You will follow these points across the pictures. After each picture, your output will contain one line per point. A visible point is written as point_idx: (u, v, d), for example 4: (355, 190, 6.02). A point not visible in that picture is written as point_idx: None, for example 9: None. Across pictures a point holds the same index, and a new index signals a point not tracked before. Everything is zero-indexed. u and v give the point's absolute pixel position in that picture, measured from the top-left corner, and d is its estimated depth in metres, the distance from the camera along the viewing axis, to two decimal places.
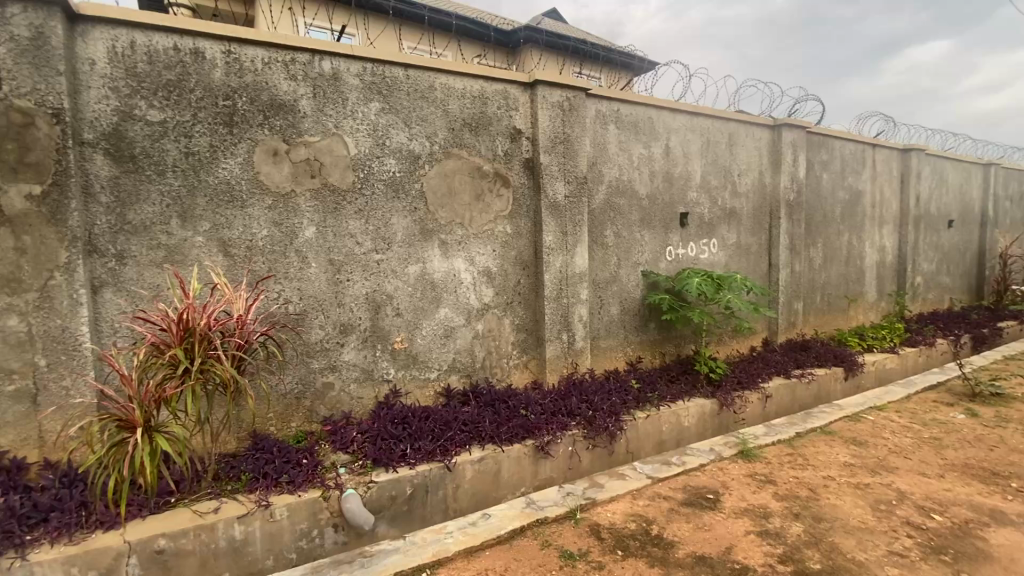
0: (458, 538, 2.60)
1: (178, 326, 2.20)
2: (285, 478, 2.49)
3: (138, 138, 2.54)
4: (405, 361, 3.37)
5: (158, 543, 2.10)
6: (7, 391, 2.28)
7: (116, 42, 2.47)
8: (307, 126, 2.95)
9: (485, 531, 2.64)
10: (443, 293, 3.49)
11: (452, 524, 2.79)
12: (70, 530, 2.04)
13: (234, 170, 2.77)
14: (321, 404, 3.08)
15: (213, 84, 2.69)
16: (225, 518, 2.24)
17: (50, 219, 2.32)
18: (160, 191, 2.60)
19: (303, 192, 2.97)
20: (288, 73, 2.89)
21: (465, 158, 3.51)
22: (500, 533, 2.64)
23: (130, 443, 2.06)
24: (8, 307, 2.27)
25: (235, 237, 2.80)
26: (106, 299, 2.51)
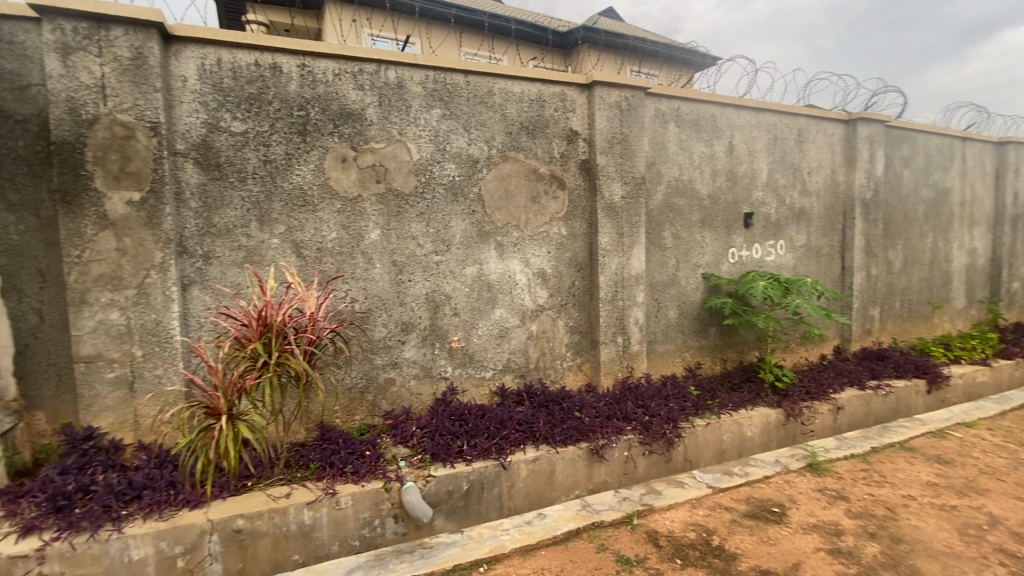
0: (514, 536, 2.62)
1: (258, 321, 2.36)
2: (349, 468, 2.61)
3: (222, 147, 2.75)
4: (462, 360, 3.44)
5: (236, 523, 2.26)
6: (109, 378, 2.52)
7: (204, 60, 2.69)
8: (373, 134, 3.09)
9: (541, 531, 2.66)
10: (499, 294, 3.53)
11: (507, 522, 2.82)
12: (160, 507, 2.22)
13: (307, 177, 2.94)
14: (383, 399, 3.21)
15: (288, 96, 2.87)
16: (296, 503, 2.37)
17: (147, 222, 2.55)
18: (241, 197, 2.80)
19: (369, 197, 3.11)
20: (356, 83, 3.03)
21: (522, 161, 3.55)
22: (556, 533, 2.64)
23: (215, 428, 2.24)
24: (111, 302, 2.51)
25: (307, 239, 2.97)
26: (194, 296, 2.73)
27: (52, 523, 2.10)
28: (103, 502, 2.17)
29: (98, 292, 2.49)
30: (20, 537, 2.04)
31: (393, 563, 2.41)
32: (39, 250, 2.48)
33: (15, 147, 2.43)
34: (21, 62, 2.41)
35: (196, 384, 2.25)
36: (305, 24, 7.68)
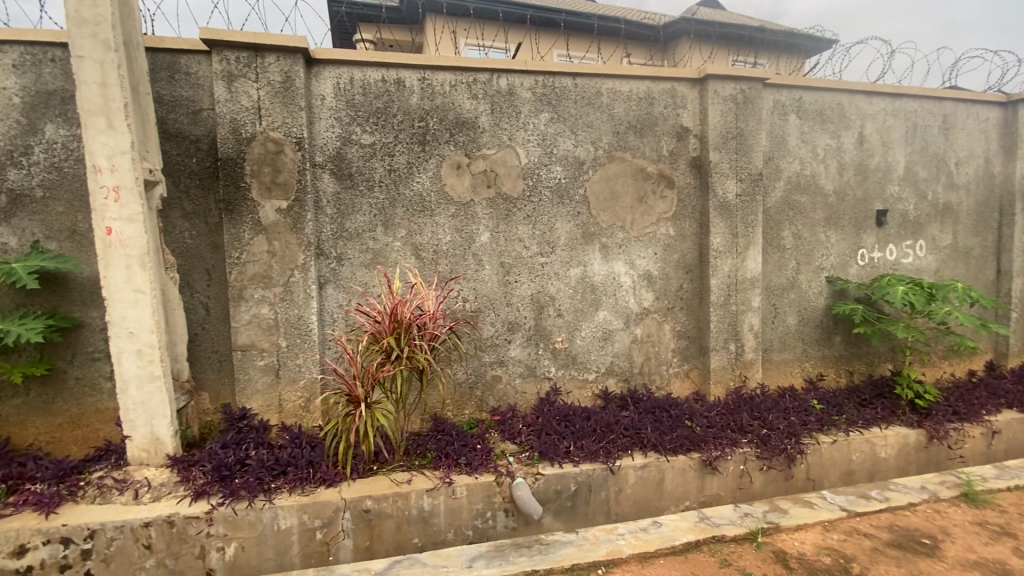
0: (631, 542, 2.56)
1: (390, 317, 2.55)
2: (463, 460, 2.72)
3: (354, 158, 3.01)
4: (565, 360, 3.45)
5: (366, 503, 2.45)
6: (260, 365, 2.85)
7: (340, 79, 2.95)
8: (486, 140, 3.21)
9: (658, 539, 2.57)
10: (603, 296, 3.49)
11: (621, 526, 2.71)
12: (303, 483, 2.47)
13: (426, 183, 3.13)
14: (490, 395, 3.32)
15: (410, 108, 3.07)
16: (417, 489, 2.53)
17: (292, 227, 2.85)
18: (369, 204, 3.05)
19: (481, 201, 3.23)
20: (471, 93, 3.17)
21: (629, 161, 3.48)
22: (675, 543, 2.55)
23: (355, 414, 2.46)
24: (262, 298, 2.83)
25: (425, 242, 3.16)
26: (328, 294, 3.01)
27: (217, 490, 2.38)
28: (257, 475, 2.44)
29: (252, 289, 2.82)
30: (193, 500, 2.32)
31: (512, 557, 2.40)
32: (207, 252, 2.86)
33: (190, 163, 2.82)
34: (195, 90, 2.79)
35: (339, 373, 2.48)
36: (409, 37, 8.04)
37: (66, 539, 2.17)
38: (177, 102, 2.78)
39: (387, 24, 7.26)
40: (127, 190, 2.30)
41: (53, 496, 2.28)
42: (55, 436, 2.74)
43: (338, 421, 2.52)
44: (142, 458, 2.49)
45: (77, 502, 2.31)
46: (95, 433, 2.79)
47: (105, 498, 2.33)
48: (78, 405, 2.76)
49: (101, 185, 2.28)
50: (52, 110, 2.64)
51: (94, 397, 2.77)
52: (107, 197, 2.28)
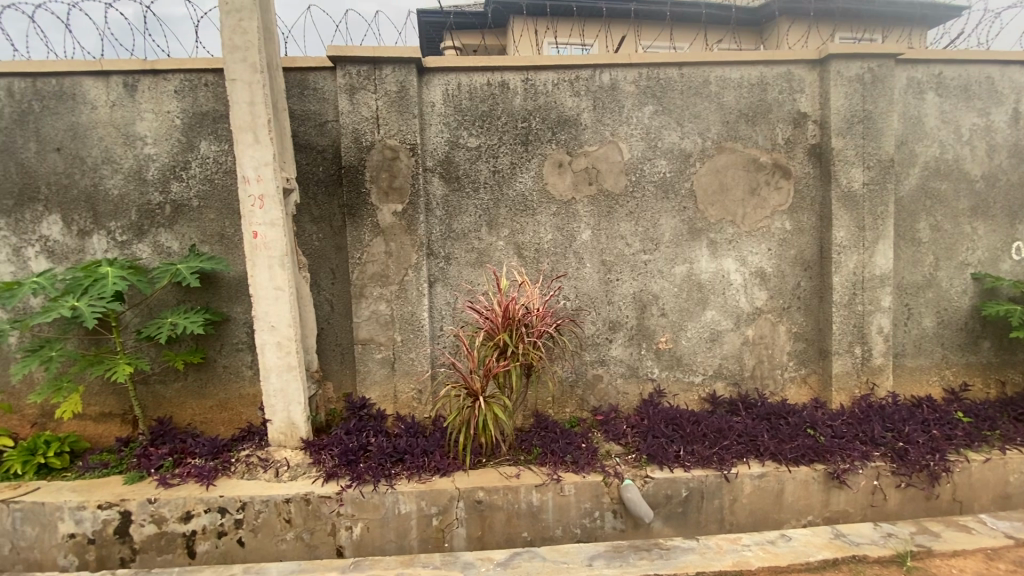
0: (758, 554, 2.45)
1: (503, 313, 2.60)
2: (569, 458, 2.71)
3: (461, 161, 3.11)
4: (670, 361, 3.32)
5: (478, 495, 2.53)
6: (378, 357, 3.04)
7: (448, 86, 3.07)
8: (587, 137, 3.18)
9: (790, 554, 2.43)
10: (710, 295, 3.32)
11: (745, 537, 2.62)
12: (419, 470, 2.60)
13: (528, 183, 3.16)
14: (591, 394, 3.27)
15: (514, 110, 3.12)
16: (526, 484, 2.56)
17: (406, 229, 3.01)
18: (475, 205, 3.14)
19: (583, 199, 3.20)
20: (574, 90, 3.16)
21: (740, 151, 3.28)
22: (811, 560, 2.39)
23: (474, 407, 2.54)
24: (380, 295, 3.01)
25: (527, 241, 3.20)
26: (438, 292, 3.15)
27: (345, 473, 2.57)
28: (378, 461, 2.61)
29: (371, 287, 3.01)
30: (325, 481, 2.53)
31: (632, 558, 2.41)
32: (331, 253, 3.10)
33: (317, 171, 3.06)
34: (321, 104, 3.03)
35: (457, 367, 2.57)
36: (491, 39, 8.14)
37: (223, 509, 2.45)
38: (306, 116, 3.03)
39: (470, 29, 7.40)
40: (270, 198, 2.55)
41: (211, 470, 2.58)
42: (208, 417, 3.11)
43: (457, 413, 2.62)
44: (280, 440, 2.75)
45: (230, 477, 2.60)
46: (239, 415, 3.12)
47: (252, 475, 2.61)
48: (226, 390, 3.10)
49: (250, 194, 2.54)
50: (205, 129, 2.99)
51: (238, 383, 3.10)
52: (254, 205, 2.55)
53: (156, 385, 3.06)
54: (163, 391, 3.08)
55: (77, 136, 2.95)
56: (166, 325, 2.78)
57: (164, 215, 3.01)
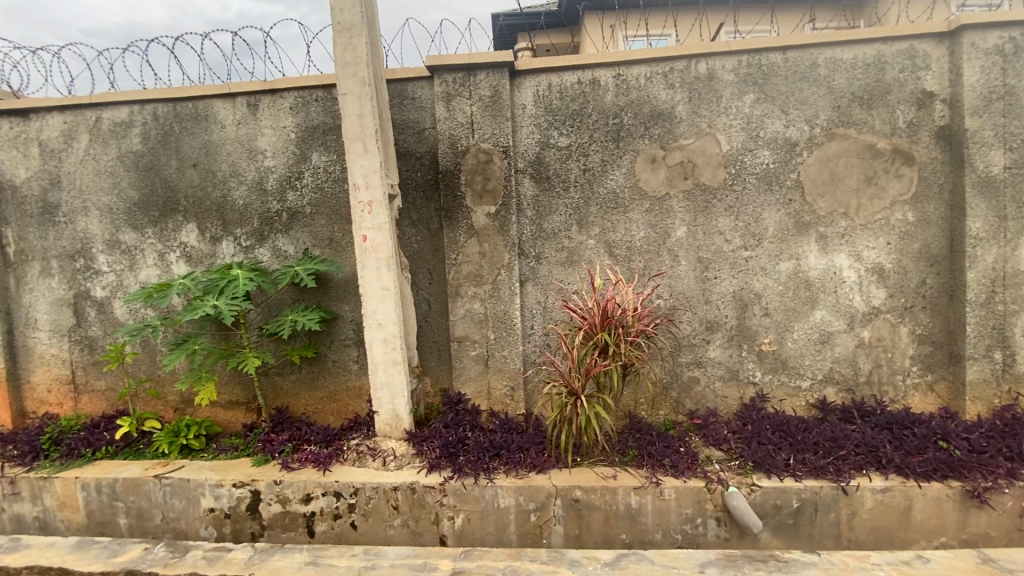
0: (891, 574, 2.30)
1: (602, 312, 2.58)
2: (668, 461, 2.64)
3: (552, 161, 3.11)
4: (773, 365, 3.14)
5: (575, 493, 2.53)
6: (473, 355, 3.13)
7: (539, 87, 3.08)
8: (683, 130, 3.05)
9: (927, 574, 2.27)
10: (820, 293, 3.10)
11: (875, 556, 2.45)
12: (516, 466, 2.65)
13: (619, 180, 3.09)
14: (687, 396, 3.16)
15: (605, 107, 3.06)
16: (625, 485, 2.53)
17: (499, 230, 3.07)
18: (565, 204, 3.13)
19: (677, 194, 3.08)
20: (667, 83, 3.05)
21: (854, 137, 3.03)
22: None
23: (575, 406, 2.54)
24: (474, 295, 3.10)
25: (618, 239, 3.13)
26: (528, 291, 3.18)
27: (447, 464, 2.68)
28: (477, 455, 2.69)
29: (466, 286, 3.10)
30: (428, 471, 2.65)
31: (747, 568, 2.32)
32: (428, 254, 3.24)
33: (415, 177, 3.21)
34: (419, 112, 3.17)
35: (557, 365, 2.58)
36: (567, 37, 8.07)
37: (338, 493, 2.64)
38: (406, 125, 3.19)
39: (547, 29, 7.39)
40: (378, 204, 2.72)
41: (327, 456, 2.79)
42: (319, 407, 3.37)
43: (557, 411, 2.63)
44: (386, 431, 2.91)
45: (343, 463, 2.79)
46: (346, 406, 3.35)
47: (362, 462, 2.79)
48: (335, 382, 3.34)
49: (360, 200, 2.73)
50: (316, 141, 3.23)
51: (346, 376, 3.33)
52: (364, 210, 2.73)
53: (276, 377, 3.36)
54: (281, 382, 3.36)
55: (210, 153, 3.30)
56: (287, 321, 3.04)
57: (281, 222, 3.29)
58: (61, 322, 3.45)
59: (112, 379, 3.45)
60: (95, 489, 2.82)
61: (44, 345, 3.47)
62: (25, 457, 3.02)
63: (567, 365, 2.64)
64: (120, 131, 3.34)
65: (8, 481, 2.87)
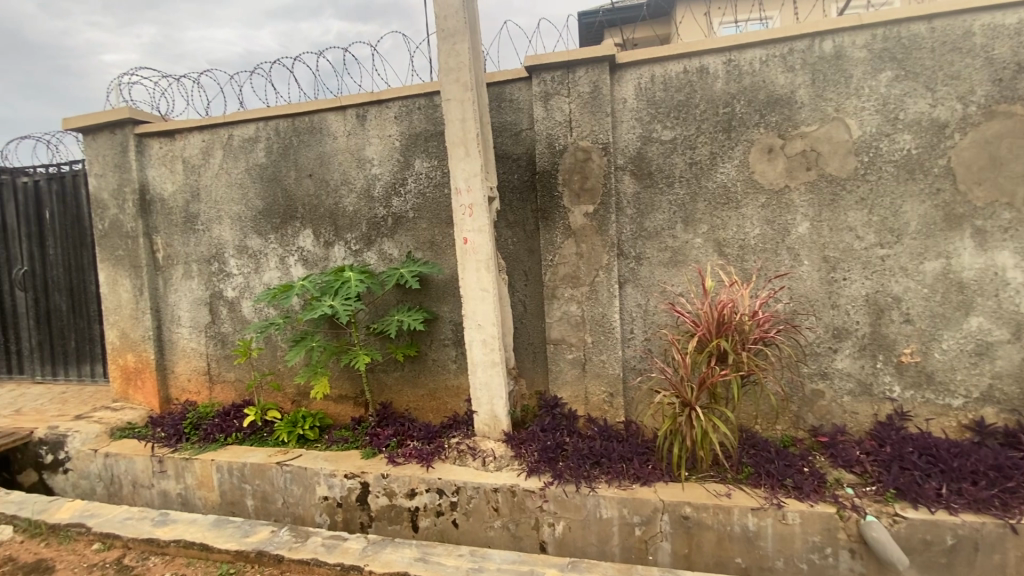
0: None
1: (719, 318, 2.39)
2: (790, 482, 2.39)
3: (655, 156, 2.94)
4: (916, 379, 2.75)
5: (684, 509, 2.37)
6: (570, 358, 3.04)
7: (641, 79, 2.93)
8: (805, 116, 2.77)
9: None
10: (977, 297, 2.66)
11: None
12: (619, 476, 2.53)
13: (731, 173, 2.86)
14: (809, 411, 2.86)
15: (714, 95, 2.85)
16: (741, 506, 2.32)
17: (598, 230, 2.96)
18: (669, 201, 2.94)
19: (799, 186, 2.80)
20: (785, 66, 2.78)
21: (1021, 115, 2.57)
22: None
23: (688, 419, 2.38)
24: (571, 297, 3.02)
25: (729, 237, 2.89)
26: (628, 293, 3.03)
27: (546, 469, 2.63)
28: (577, 461, 2.61)
29: (563, 288, 3.03)
30: (528, 475, 2.61)
31: None
32: (524, 255, 3.22)
33: (512, 178, 3.20)
34: (516, 114, 3.15)
35: (667, 374, 2.44)
36: (661, 26, 7.71)
37: (440, 491, 2.68)
38: (503, 127, 3.19)
39: (639, 22, 7.12)
40: (479, 206, 2.74)
41: (429, 453, 2.86)
42: (420, 405, 3.47)
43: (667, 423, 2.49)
44: (485, 431, 2.92)
45: (443, 461, 2.84)
46: (445, 405, 3.43)
47: (462, 461, 2.82)
48: (434, 381, 3.43)
49: (462, 204, 2.77)
50: (419, 148, 3.33)
51: (445, 375, 3.40)
52: (465, 213, 2.77)
53: (381, 374, 3.51)
54: (386, 379, 3.51)
55: (323, 163, 3.53)
56: (393, 321, 3.17)
57: (386, 226, 3.44)
58: (199, 319, 3.86)
59: (239, 371, 3.80)
60: (227, 471, 3.10)
61: (186, 340, 3.90)
62: (170, 439, 3.39)
63: (679, 373, 2.49)
64: (248, 147, 3.67)
65: (157, 459, 3.23)
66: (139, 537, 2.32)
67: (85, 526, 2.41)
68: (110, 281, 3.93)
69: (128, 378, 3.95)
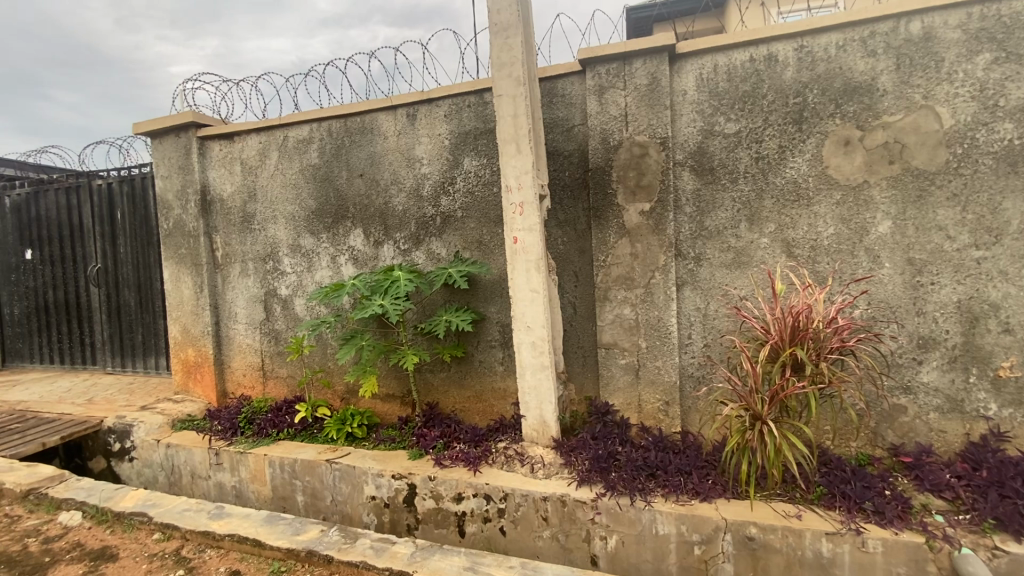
0: None
1: (794, 325, 2.22)
2: (870, 505, 2.18)
3: (717, 151, 2.77)
4: (1016, 396, 2.46)
5: (749, 530, 2.20)
6: (622, 363, 2.91)
7: (703, 70, 2.77)
8: (887, 105, 2.54)
9: None
10: None
11: None
12: (676, 490, 2.39)
13: (802, 168, 2.65)
14: (889, 427, 2.61)
15: (784, 85, 2.66)
16: (813, 529, 2.13)
17: (654, 229, 2.81)
18: (732, 198, 2.77)
19: (879, 181, 2.56)
20: (866, 51, 2.55)
21: None
22: None
23: (758, 433, 2.21)
24: (625, 299, 2.88)
25: (799, 237, 2.68)
26: (686, 295, 2.87)
27: (598, 480, 2.51)
28: (631, 473, 2.49)
29: (616, 290, 2.90)
30: (579, 485, 2.51)
31: None
32: (575, 255, 3.11)
33: (564, 176, 3.10)
34: (569, 109, 3.05)
35: (735, 383, 2.28)
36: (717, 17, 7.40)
37: (488, 497, 2.62)
38: (555, 123, 3.09)
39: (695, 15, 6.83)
40: (530, 205, 2.66)
41: (476, 456, 2.80)
42: (466, 406, 3.42)
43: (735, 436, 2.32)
44: (533, 436, 2.83)
45: (491, 465, 2.78)
46: (492, 407, 3.36)
47: (510, 467, 2.74)
48: (481, 383, 3.37)
49: (512, 202, 2.70)
50: (468, 146, 3.29)
51: (492, 377, 3.34)
52: (515, 211, 2.70)
53: (428, 374, 3.49)
54: (433, 379, 3.49)
55: (374, 163, 3.54)
56: (441, 321, 3.13)
57: (435, 225, 3.42)
58: (255, 316, 3.96)
59: (292, 368, 3.88)
60: (279, 466, 3.15)
61: (241, 336, 4.01)
62: (227, 432, 3.49)
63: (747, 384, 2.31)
64: (302, 148, 3.73)
65: (214, 451, 3.33)
66: (196, 530, 2.37)
67: (147, 516, 2.50)
68: (173, 278, 4.10)
69: (188, 371, 4.11)
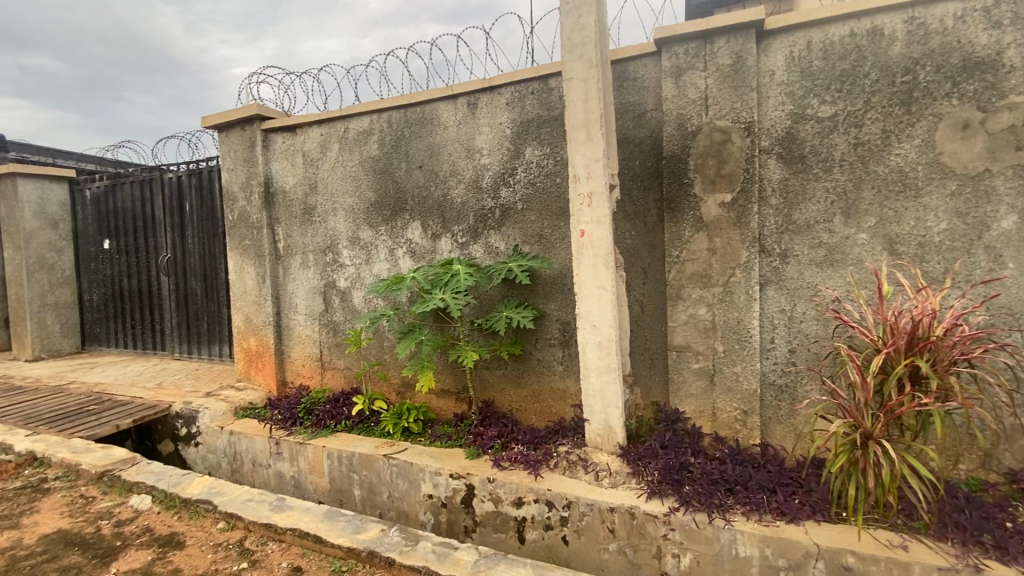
0: None
1: (910, 332, 1.98)
2: (990, 540, 1.90)
3: (808, 137, 2.52)
4: None
5: (846, 559, 1.97)
6: (695, 367, 2.71)
7: (794, 47, 2.52)
8: (1016, 82, 2.21)
9: None
10: None
11: None
12: (759, 509, 2.18)
13: (909, 155, 2.37)
14: (1009, 450, 2.29)
15: (891, 61, 2.37)
16: (923, 563, 1.89)
17: (736, 222, 2.59)
18: (825, 188, 2.51)
19: (1004, 170, 2.24)
20: (990, 21, 2.23)
21: None
22: None
23: (875, 456, 1.96)
24: (700, 298, 2.68)
25: (905, 232, 2.40)
26: (769, 295, 2.63)
27: (670, 492, 2.34)
28: (707, 487, 2.30)
29: (690, 288, 2.70)
30: (648, 497, 2.34)
31: None
32: (644, 251, 2.92)
33: (634, 166, 2.92)
34: (641, 94, 2.86)
35: (839, 396, 2.06)
36: None
37: (550, 503, 2.49)
38: (625, 109, 2.90)
39: None
40: (599, 196, 2.50)
41: (537, 460, 2.68)
42: (524, 405, 3.30)
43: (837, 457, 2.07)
44: (597, 442, 2.68)
45: (553, 470, 2.65)
46: (551, 408, 3.23)
47: (572, 472, 2.60)
48: (539, 382, 3.24)
49: (579, 193, 2.55)
50: (531, 135, 3.15)
51: (551, 377, 3.21)
52: (583, 203, 2.54)
53: (485, 371, 3.39)
54: (489, 376, 3.39)
55: (434, 153, 3.47)
56: (501, 317, 3.02)
57: (494, 218, 3.31)
58: (314, 308, 3.99)
59: (349, 360, 3.88)
60: (337, 458, 3.14)
61: (301, 327, 4.05)
62: (287, 422, 3.52)
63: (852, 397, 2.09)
64: (362, 139, 3.71)
65: (275, 440, 3.36)
66: (259, 521, 2.37)
67: (212, 504, 2.52)
68: (237, 268, 4.19)
69: (250, 360, 4.20)
